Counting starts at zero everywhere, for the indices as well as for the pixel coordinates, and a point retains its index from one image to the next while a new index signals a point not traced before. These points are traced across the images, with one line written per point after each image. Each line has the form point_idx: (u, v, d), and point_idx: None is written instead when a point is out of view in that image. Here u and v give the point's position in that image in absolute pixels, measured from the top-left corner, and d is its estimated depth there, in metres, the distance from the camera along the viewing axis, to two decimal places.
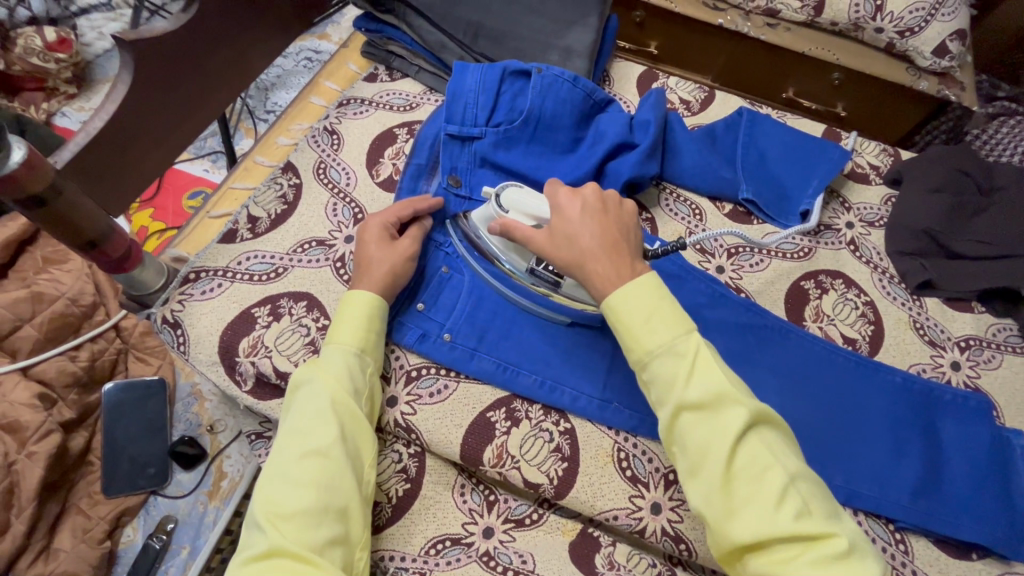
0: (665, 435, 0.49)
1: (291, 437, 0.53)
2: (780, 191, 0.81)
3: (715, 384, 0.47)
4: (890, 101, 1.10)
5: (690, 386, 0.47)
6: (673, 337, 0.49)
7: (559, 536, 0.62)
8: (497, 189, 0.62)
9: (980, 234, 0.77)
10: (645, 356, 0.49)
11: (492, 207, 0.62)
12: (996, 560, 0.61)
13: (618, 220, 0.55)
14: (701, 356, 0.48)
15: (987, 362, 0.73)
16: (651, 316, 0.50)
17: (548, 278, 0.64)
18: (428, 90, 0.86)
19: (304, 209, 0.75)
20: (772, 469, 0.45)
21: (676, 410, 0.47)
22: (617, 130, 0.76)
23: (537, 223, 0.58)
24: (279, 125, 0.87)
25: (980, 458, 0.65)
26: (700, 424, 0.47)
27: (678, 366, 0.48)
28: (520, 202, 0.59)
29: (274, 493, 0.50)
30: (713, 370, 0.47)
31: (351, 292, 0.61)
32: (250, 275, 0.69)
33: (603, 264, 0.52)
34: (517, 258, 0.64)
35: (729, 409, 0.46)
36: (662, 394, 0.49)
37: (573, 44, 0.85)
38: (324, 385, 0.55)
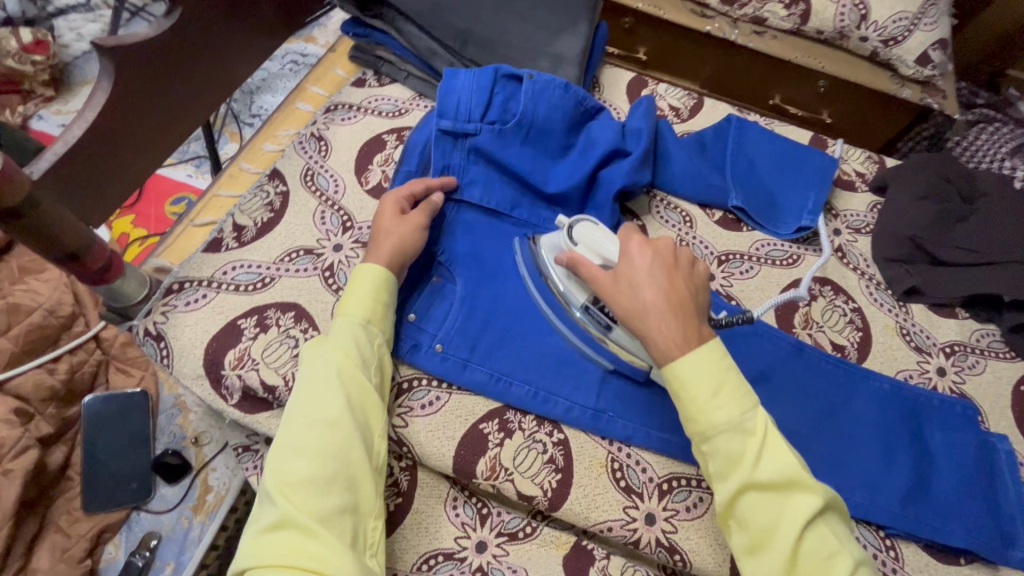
0: (723, 510, 0.50)
1: (302, 408, 0.52)
2: (768, 199, 0.82)
3: (786, 468, 0.48)
4: (874, 110, 1.11)
5: (758, 466, 0.48)
6: (742, 413, 0.50)
7: (553, 549, 0.61)
8: (570, 221, 0.63)
9: (963, 241, 0.78)
10: (708, 427, 0.50)
11: (563, 236, 0.63)
12: (983, 565, 0.62)
13: (686, 277, 0.56)
14: (768, 436, 0.50)
15: (971, 367, 0.74)
16: (719, 390, 0.51)
17: (601, 320, 0.63)
18: (417, 95, 0.85)
19: (291, 217, 0.73)
20: (839, 556, 0.46)
21: (742, 488, 0.49)
22: (609, 137, 0.76)
23: (606, 261, 0.59)
24: (265, 131, 0.85)
25: (964, 463, 0.66)
26: (765, 504, 0.48)
27: (744, 444, 0.49)
28: (590, 238, 0.61)
29: (284, 463, 0.49)
30: (783, 454, 0.49)
31: (358, 266, 0.60)
32: (236, 286, 0.67)
33: (670, 323, 0.53)
34: (576, 293, 0.64)
35: (798, 494, 0.48)
36: (725, 469, 0.50)
37: (564, 51, 0.85)
38: (332, 354, 0.55)
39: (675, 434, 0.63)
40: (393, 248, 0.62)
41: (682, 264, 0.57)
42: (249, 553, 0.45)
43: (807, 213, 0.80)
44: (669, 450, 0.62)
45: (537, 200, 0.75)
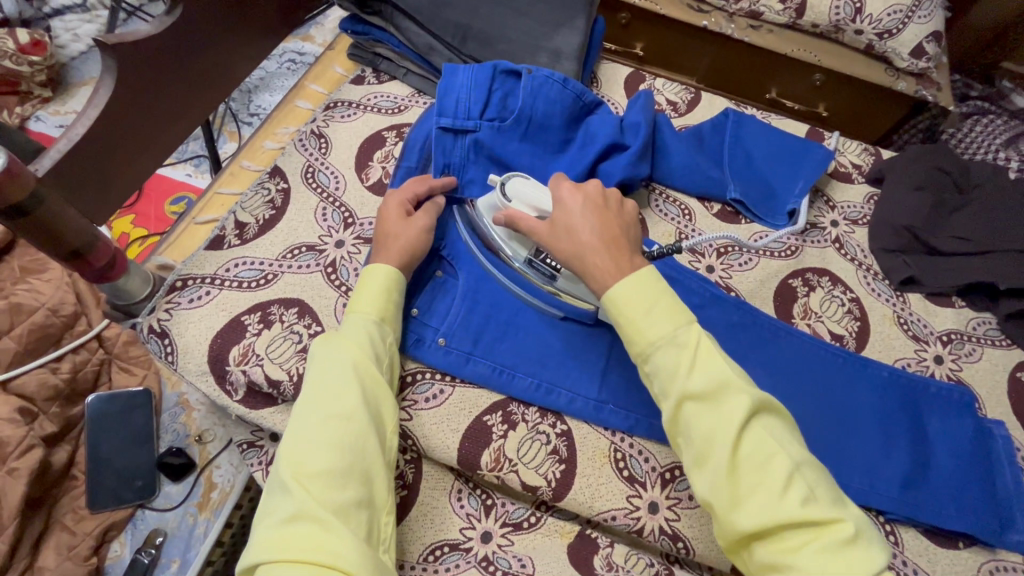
0: (670, 427, 0.50)
1: (315, 402, 0.53)
2: (766, 192, 0.83)
3: (718, 373, 0.48)
4: (869, 102, 1.12)
5: (692, 375, 0.48)
6: (675, 329, 0.50)
7: (557, 539, 0.62)
8: (502, 179, 0.65)
9: (959, 231, 0.79)
10: (644, 350, 0.51)
11: (497, 195, 0.65)
12: (981, 548, 0.63)
13: (622, 221, 0.59)
14: (702, 346, 0.49)
15: (968, 355, 0.75)
16: (653, 306, 0.51)
17: (545, 271, 0.65)
18: (416, 92, 0.86)
19: (293, 214, 0.74)
20: (778, 457, 0.45)
21: (679, 400, 0.48)
22: (608, 132, 0.76)
23: (539, 212, 0.62)
24: (265, 129, 0.85)
25: (963, 448, 0.66)
26: (704, 413, 0.47)
27: (680, 356, 0.49)
28: (522, 191, 0.63)
29: (299, 456, 0.49)
30: (715, 361, 0.48)
31: (369, 266, 0.62)
32: (239, 282, 0.68)
33: (602, 255, 0.55)
34: (516, 249, 0.66)
35: (732, 396, 0.47)
36: (665, 385, 0.50)
37: (562, 47, 0.85)
38: (346, 350, 0.56)
39: None
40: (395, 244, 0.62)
41: (613, 205, 0.60)
42: (263, 545, 0.44)
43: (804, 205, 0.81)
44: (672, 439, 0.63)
45: None
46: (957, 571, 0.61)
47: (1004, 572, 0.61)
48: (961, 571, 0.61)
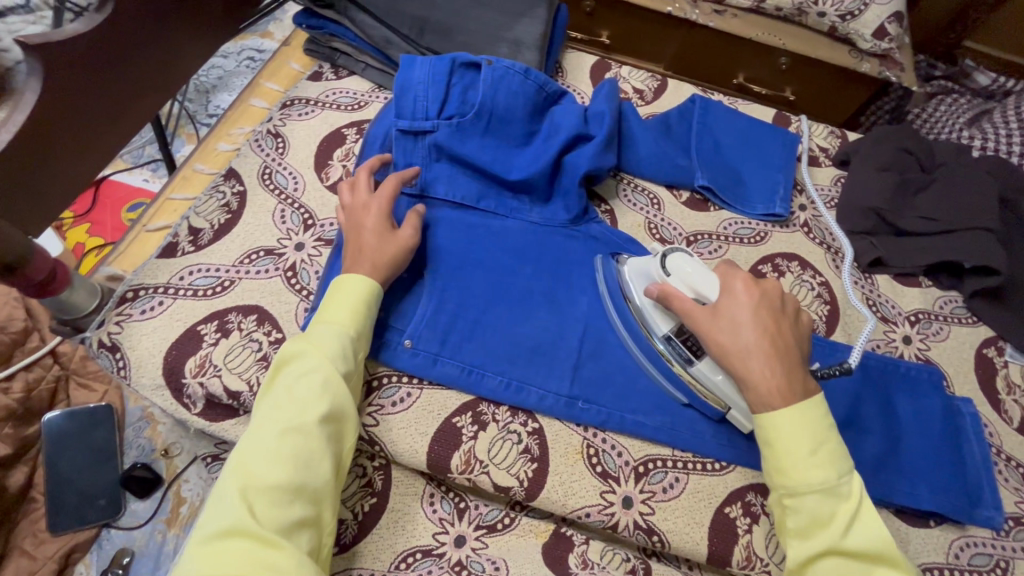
0: (795, 568, 0.51)
1: (275, 414, 0.51)
2: (734, 179, 0.83)
3: (876, 539, 0.49)
4: (836, 84, 1.12)
5: (849, 533, 0.49)
6: (837, 477, 0.51)
7: (532, 539, 0.61)
8: (665, 252, 0.63)
9: (924, 211, 0.79)
10: (799, 483, 0.51)
11: (655, 264, 0.63)
12: (953, 526, 0.63)
13: (790, 324, 0.58)
14: (862, 506, 0.51)
15: (935, 334, 0.75)
16: (817, 449, 0.51)
17: (682, 353, 0.61)
18: (375, 87, 0.83)
19: (249, 217, 0.71)
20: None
21: (825, 552, 0.49)
22: (571, 123, 0.75)
23: (700, 296, 0.59)
24: (218, 130, 0.82)
25: (931, 427, 0.67)
26: (847, 571, 0.49)
27: (836, 507, 0.50)
28: (688, 273, 0.60)
29: (249, 469, 0.48)
30: (875, 525, 0.50)
31: (349, 273, 0.58)
32: (194, 291, 0.65)
33: (773, 369, 0.54)
34: (659, 322, 0.63)
35: (883, 568, 0.49)
36: (808, 528, 0.50)
37: (523, 37, 0.83)
38: (315, 363, 0.53)
39: (649, 416, 0.63)
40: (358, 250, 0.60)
41: (783, 309, 0.58)
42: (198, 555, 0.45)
43: (781, 201, 0.81)
44: (645, 432, 0.62)
45: (503, 188, 0.74)
46: (929, 549, 0.62)
47: (974, 547, 0.62)
48: (931, 549, 0.61)
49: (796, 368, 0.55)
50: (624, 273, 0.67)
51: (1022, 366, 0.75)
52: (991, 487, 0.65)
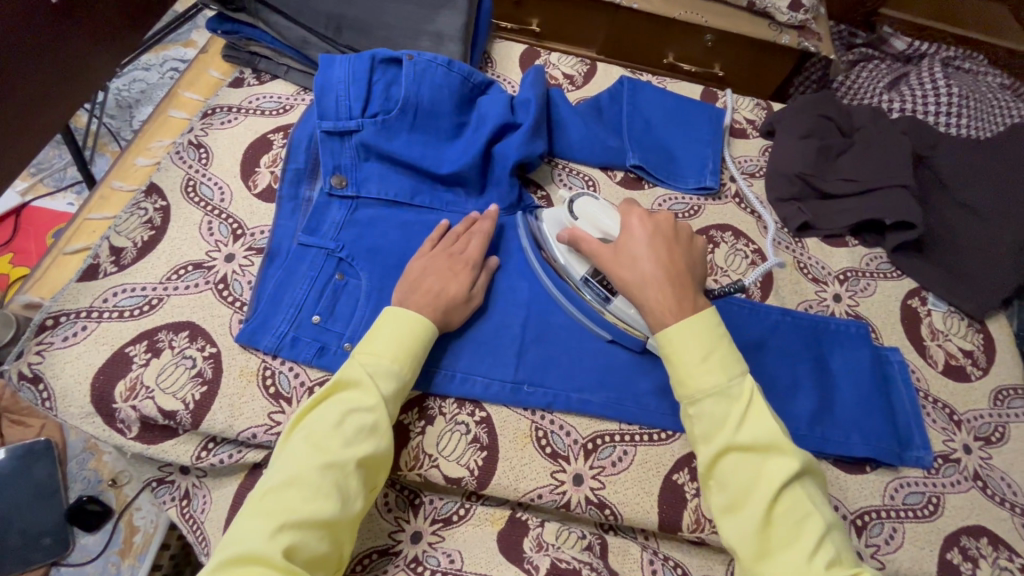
0: (704, 470, 0.52)
1: (319, 443, 0.50)
2: (666, 156, 0.84)
3: (766, 433, 0.50)
4: (762, 58, 1.16)
5: (741, 429, 0.51)
6: (728, 379, 0.53)
7: (488, 527, 0.61)
8: (571, 199, 0.70)
9: (845, 172, 0.82)
10: (695, 391, 0.53)
11: (565, 212, 0.69)
12: (887, 469, 0.66)
13: (685, 252, 0.62)
14: (753, 400, 0.52)
15: (863, 290, 0.79)
16: (708, 355, 0.53)
17: (600, 292, 0.66)
18: (300, 90, 0.82)
19: (175, 231, 0.69)
20: (812, 517, 0.48)
21: (723, 450, 0.51)
22: (498, 111, 0.75)
23: (605, 235, 0.65)
24: (137, 145, 0.79)
25: (862, 377, 0.70)
26: (746, 465, 0.50)
27: (730, 409, 0.52)
28: (589, 213, 0.67)
29: (285, 500, 0.47)
30: (765, 419, 0.51)
31: (409, 312, 0.58)
32: (119, 312, 0.63)
33: (664, 292, 0.57)
34: (575, 266, 0.67)
35: (778, 457, 0.50)
36: (710, 432, 0.52)
37: (445, 29, 0.83)
38: (366, 400, 0.53)
39: (595, 394, 0.64)
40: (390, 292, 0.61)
41: (679, 239, 0.62)
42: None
43: (710, 173, 0.84)
44: (591, 410, 0.63)
45: (436, 183, 0.74)
46: (867, 494, 0.65)
47: (908, 487, 0.65)
48: (868, 493, 0.65)
49: (691, 292, 0.58)
50: (539, 224, 0.71)
51: (944, 313, 0.78)
52: (919, 429, 0.68)
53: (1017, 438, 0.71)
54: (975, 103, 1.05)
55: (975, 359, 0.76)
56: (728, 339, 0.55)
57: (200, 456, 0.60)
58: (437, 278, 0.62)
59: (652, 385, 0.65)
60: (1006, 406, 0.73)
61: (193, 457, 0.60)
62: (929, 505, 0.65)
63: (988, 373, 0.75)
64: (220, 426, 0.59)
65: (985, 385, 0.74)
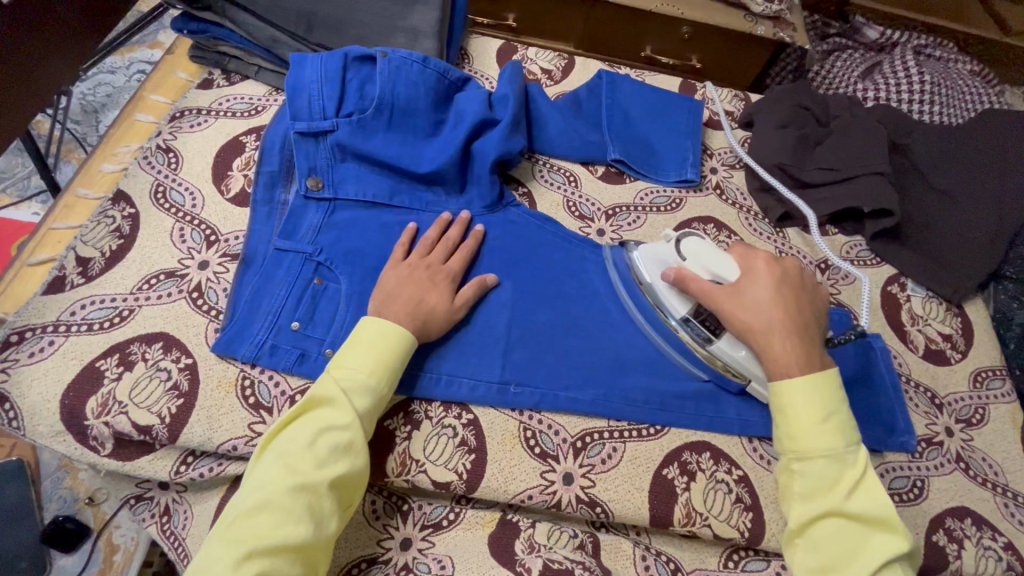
0: (797, 526, 0.52)
1: (292, 465, 0.49)
2: (647, 150, 0.84)
3: (879, 506, 0.51)
4: (737, 48, 1.16)
5: (852, 498, 0.51)
6: (846, 445, 0.53)
7: (479, 530, 0.60)
8: (677, 236, 0.66)
9: (823, 161, 0.82)
10: (808, 448, 0.53)
11: (671, 251, 0.65)
12: (872, 455, 0.67)
13: (805, 300, 0.61)
14: (868, 474, 0.52)
15: (844, 278, 0.79)
16: (828, 418, 0.54)
17: (701, 333, 0.64)
18: (272, 90, 0.80)
19: (145, 239, 0.67)
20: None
21: (827, 514, 0.51)
22: (475, 108, 0.74)
23: (717, 278, 0.62)
24: (102, 150, 0.76)
25: (847, 365, 0.71)
26: (848, 531, 0.51)
27: (842, 473, 0.52)
28: (700, 253, 0.63)
29: (256, 525, 0.47)
30: (879, 494, 0.51)
31: (384, 324, 0.57)
32: (88, 325, 0.61)
33: (791, 344, 0.57)
34: (676, 305, 0.64)
35: (885, 534, 0.50)
36: (812, 491, 0.52)
37: (418, 25, 0.81)
38: (341, 418, 0.52)
39: (583, 392, 0.63)
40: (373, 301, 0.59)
41: (803, 290, 0.62)
42: None
43: (691, 166, 0.84)
44: (580, 408, 0.63)
45: (415, 182, 0.73)
46: None
47: (894, 472, 0.66)
48: None
49: (813, 347, 0.58)
50: (636, 259, 0.69)
51: (923, 299, 0.80)
52: (903, 414, 0.69)
53: (996, 419, 0.73)
54: (947, 91, 1.06)
55: (954, 343, 0.77)
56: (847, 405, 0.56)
57: (179, 471, 0.59)
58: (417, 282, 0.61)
59: (639, 381, 0.65)
60: (985, 387, 0.75)
61: (171, 471, 0.59)
62: (914, 489, 0.65)
63: (967, 355, 0.76)
64: (198, 439, 0.57)
65: (965, 367, 0.76)
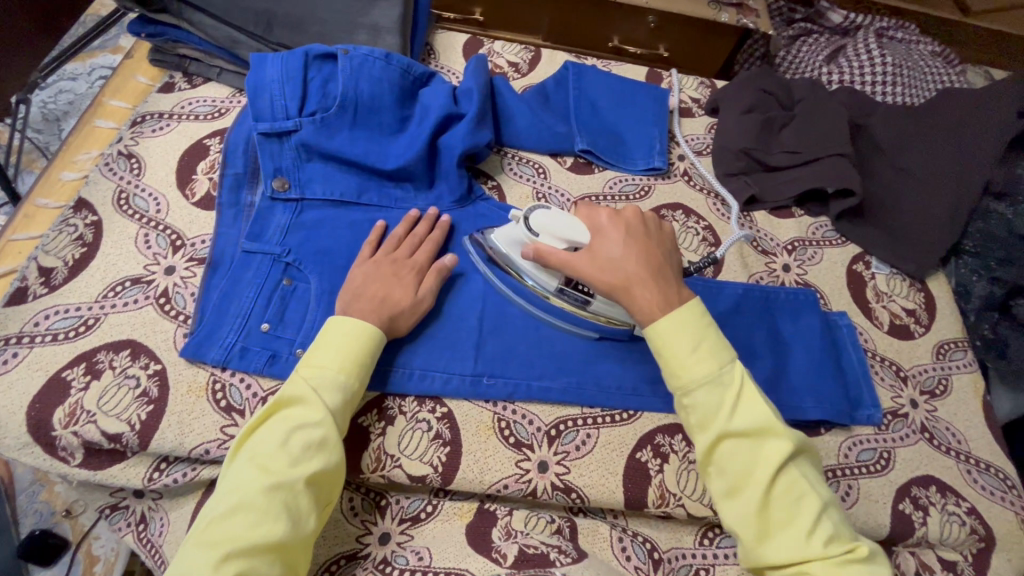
0: (703, 457, 0.52)
1: (265, 464, 0.49)
2: (614, 139, 0.85)
3: (760, 416, 0.51)
4: (704, 36, 1.17)
5: (735, 415, 0.51)
6: (718, 367, 0.53)
7: (457, 521, 0.61)
8: (525, 211, 0.62)
9: (787, 145, 0.84)
10: (688, 381, 0.53)
11: (523, 228, 0.62)
12: (840, 429, 0.69)
13: (657, 242, 0.61)
14: (743, 385, 0.53)
15: (811, 259, 0.81)
16: (698, 344, 0.54)
17: (577, 297, 0.64)
18: (235, 92, 0.79)
19: (109, 247, 0.66)
20: (807, 498, 0.50)
21: (719, 437, 0.51)
22: (440, 102, 0.74)
23: (572, 245, 0.60)
24: (61, 159, 0.75)
25: (814, 343, 0.72)
26: (741, 449, 0.51)
27: (722, 395, 0.52)
28: (551, 225, 0.60)
29: (231, 527, 0.46)
30: (757, 404, 0.52)
31: (352, 320, 0.57)
32: (52, 335, 0.60)
33: (652, 290, 0.56)
34: (546, 279, 0.64)
35: (772, 441, 0.51)
36: (705, 420, 0.52)
37: (381, 21, 0.81)
38: (312, 415, 0.52)
39: (556, 380, 0.64)
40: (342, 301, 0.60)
41: (648, 231, 0.61)
42: None
43: (657, 154, 0.84)
44: (553, 396, 0.63)
45: (383, 179, 0.73)
46: (824, 456, 0.67)
47: (860, 445, 0.68)
48: (825, 453, 0.67)
49: (674, 284, 0.58)
50: (494, 242, 0.67)
51: (887, 275, 0.81)
52: (869, 388, 0.71)
53: (959, 388, 0.75)
54: (908, 72, 1.08)
55: (917, 317, 0.79)
56: (713, 326, 0.56)
57: (152, 477, 0.58)
58: (384, 282, 0.61)
59: (612, 368, 0.66)
60: (948, 358, 0.77)
61: (145, 479, 0.58)
62: (880, 460, 0.67)
63: (930, 329, 0.78)
64: (170, 444, 0.57)
65: (928, 340, 0.78)
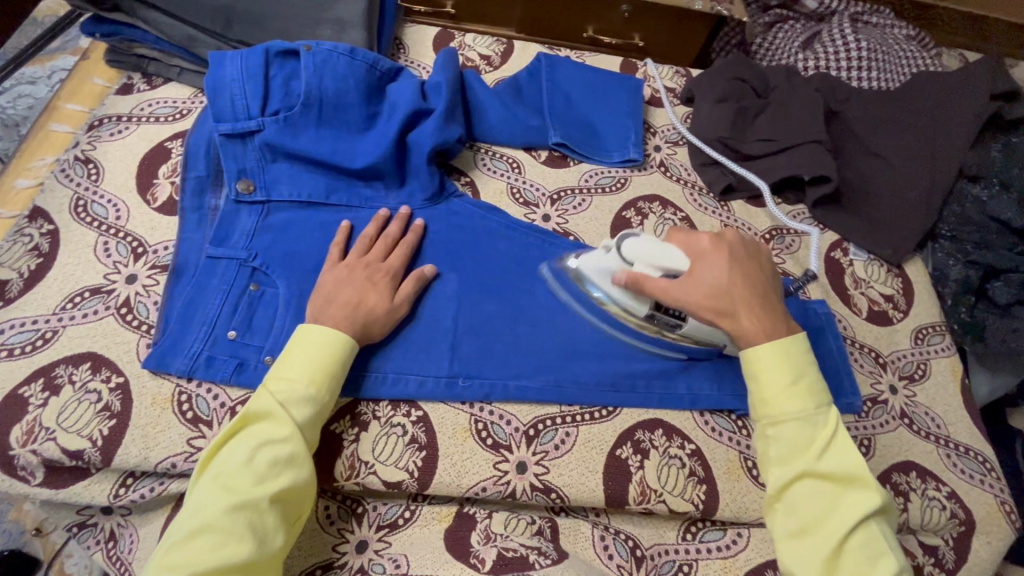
0: (777, 492, 0.54)
1: (230, 484, 0.48)
2: (588, 131, 0.83)
3: (849, 464, 0.52)
4: (679, 25, 1.16)
5: (823, 457, 0.53)
6: (815, 407, 0.55)
7: (436, 525, 0.60)
8: (618, 241, 0.63)
9: (763, 133, 0.83)
10: (778, 413, 0.55)
11: (615, 258, 0.62)
12: None
13: (757, 266, 0.61)
14: (838, 433, 0.54)
15: (789, 247, 0.81)
16: (797, 380, 0.55)
17: (668, 321, 0.63)
18: (196, 92, 0.77)
19: (66, 256, 0.64)
20: (886, 557, 0.50)
21: (801, 476, 0.53)
22: (408, 98, 0.72)
23: (668, 271, 0.59)
24: (16, 166, 0.72)
25: None
26: (821, 492, 0.52)
27: (813, 435, 0.54)
28: (648, 253, 0.60)
29: (193, 549, 0.45)
30: (849, 452, 0.53)
31: (320, 329, 0.56)
32: (7, 351, 0.58)
33: (756, 318, 0.57)
34: (636, 307, 0.63)
35: (859, 491, 0.52)
36: (786, 456, 0.54)
37: (345, 15, 0.78)
38: (279, 431, 0.50)
39: (533, 379, 0.63)
40: (312, 308, 0.58)
41: (747, 252, 0.61)
42: None
43: (633, 146, 0.83)
44: (531, 396, 0.62)
45: (352, 178, 0.71)
46: None
47: None
48: None
49: (774, 311, 0.58)
50: (578, 269, 0.66)
51: (865, 262, 0.81)
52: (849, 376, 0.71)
53: (938, 372, 0.75)
54: (883, 56, 1.08)
55: (896, 303, 0.79)
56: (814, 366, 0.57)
57: (118, 494, 0.57)
58: (355, 287, 0.60)
59: (590, 365, 0.65)
60: (926, 343, 0.77)
61: (110, 495, 0.56)
62: (861, 448, 0.67)
63: (908, 314, 0.79)
64: (134, 460, 0.55)
65: (907, 326, 0.78)
